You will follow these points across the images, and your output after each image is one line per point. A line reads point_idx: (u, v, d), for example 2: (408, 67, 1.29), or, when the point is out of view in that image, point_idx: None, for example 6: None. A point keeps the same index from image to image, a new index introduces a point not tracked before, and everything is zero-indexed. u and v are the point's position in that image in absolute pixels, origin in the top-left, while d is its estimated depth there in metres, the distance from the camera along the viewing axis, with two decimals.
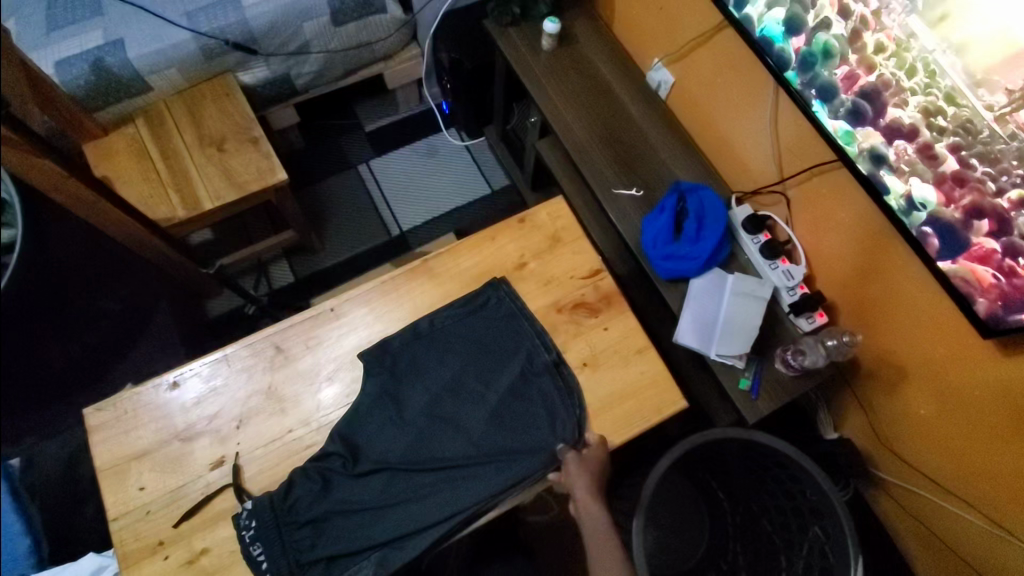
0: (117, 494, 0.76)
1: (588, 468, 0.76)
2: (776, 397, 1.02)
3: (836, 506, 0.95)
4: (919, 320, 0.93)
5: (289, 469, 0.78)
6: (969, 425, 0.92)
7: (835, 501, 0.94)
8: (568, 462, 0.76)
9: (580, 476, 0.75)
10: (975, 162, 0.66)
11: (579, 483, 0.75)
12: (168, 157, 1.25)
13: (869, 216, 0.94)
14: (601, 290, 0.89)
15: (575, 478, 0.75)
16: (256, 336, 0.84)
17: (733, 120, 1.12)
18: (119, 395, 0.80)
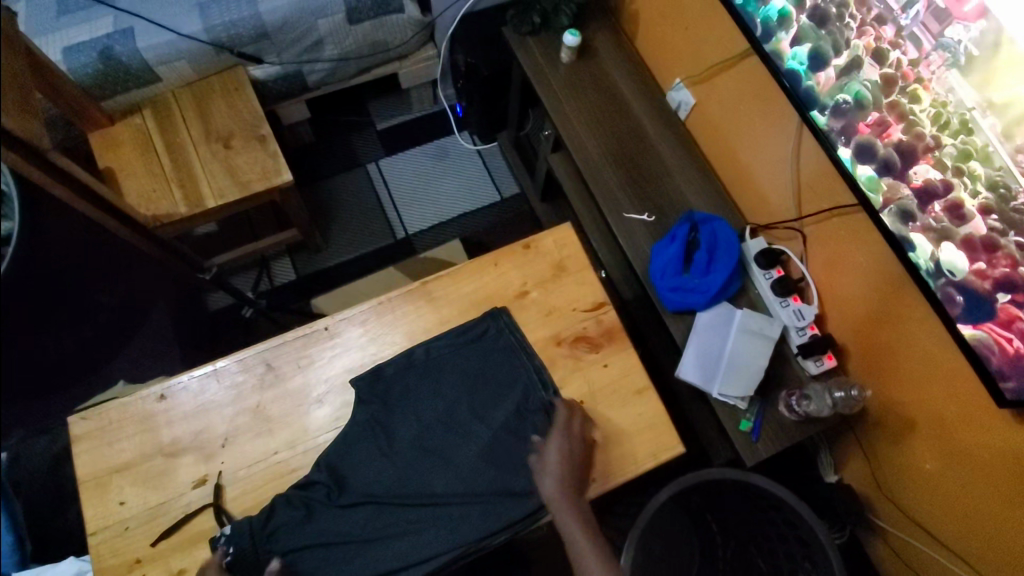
0: (97, 508, 0.75)
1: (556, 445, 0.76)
2: (777, 440, 0.99)
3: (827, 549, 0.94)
4: (931, 376, 0.89)
5: (273, 492, 0.76)
6: (974, 488, 0.88)
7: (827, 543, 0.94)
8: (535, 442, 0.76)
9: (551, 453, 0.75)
10: (1006, 230, 0.62)
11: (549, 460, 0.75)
12: (174, 151, 1.23)
13: (887, 264, 0.90)
14: (604, 324, 0.87)
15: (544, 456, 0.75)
16: (247, 352, 0.82)
17: (753, 150, 1.08)
18: (105, 405, 0.79)
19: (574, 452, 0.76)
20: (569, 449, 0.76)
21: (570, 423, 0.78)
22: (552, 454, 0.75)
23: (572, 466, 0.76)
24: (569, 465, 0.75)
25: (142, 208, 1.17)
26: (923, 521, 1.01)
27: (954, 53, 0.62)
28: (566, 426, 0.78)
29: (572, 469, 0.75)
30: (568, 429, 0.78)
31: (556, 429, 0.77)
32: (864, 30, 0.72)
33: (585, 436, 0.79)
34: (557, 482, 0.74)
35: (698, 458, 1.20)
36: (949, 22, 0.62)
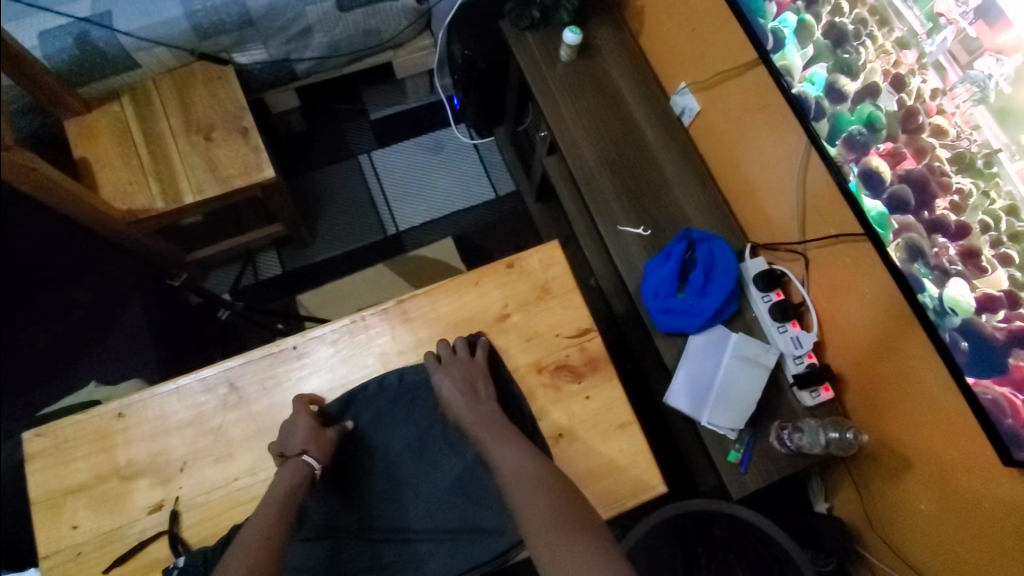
0: (49, 531, 0.71)
1: (451, 369, 0.76)
2: (766, 473, 0.95)
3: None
4: (931, 416, 0.84)
5: (231, 520, 0.73)
6: (969, 535, 0.84)
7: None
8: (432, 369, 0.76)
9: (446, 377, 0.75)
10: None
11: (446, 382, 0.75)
12: (152, 142, 1.18)
13: (891, 296, 0.85)
14: (588, 352, 0.82)
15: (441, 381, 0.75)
16: (211, 369, 0.78)
17: (758, 166, 1.02)
18: (60, 423, 0.75)
19: (466, 376, 0.76)
20: (455, 373, 0.76)
21: (446, 352, 0.78)
22: (444, 386, 0.75)
23: (466, 385, 0.75)
24: (463, 385, 0.75)
25: (116, 202, 1.12)
26: (915, 562, 0.97)
27: (984, 88, 0.56)
28: (443, 358, 0.77)
29: (469, 390, 0.75)
30: (447, 357, 0.77)
31: (430, 365, 0.77)
32: (884, 52, 0.66)
33: (476, 357, 0.78)
34: (457, 406, 0.74)
35: (685, 480, 1.17)
36: (980, 53, 0.56)
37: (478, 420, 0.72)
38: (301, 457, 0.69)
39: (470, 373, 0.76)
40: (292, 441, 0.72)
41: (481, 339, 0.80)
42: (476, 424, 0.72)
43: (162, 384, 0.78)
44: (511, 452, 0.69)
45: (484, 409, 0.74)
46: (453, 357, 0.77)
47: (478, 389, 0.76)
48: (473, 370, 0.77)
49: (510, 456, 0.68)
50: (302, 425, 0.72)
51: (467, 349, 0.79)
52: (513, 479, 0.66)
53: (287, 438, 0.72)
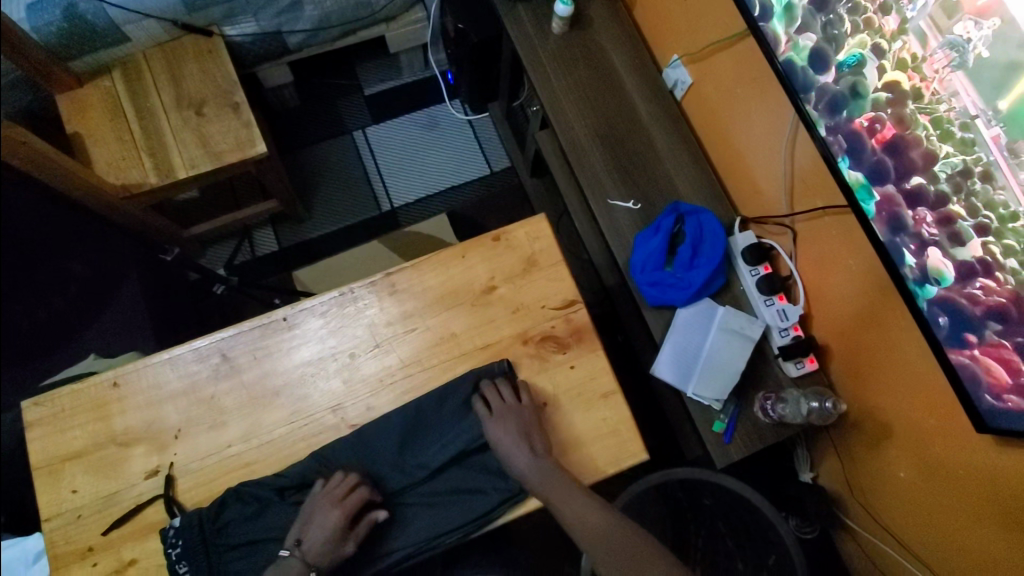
0: (50, 495, 0.74)
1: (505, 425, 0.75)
2: (749, 442, 0.97)
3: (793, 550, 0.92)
4: (914, 387, 0.86)
5: (225, 485, 0.75)
6: (946, 502, 0.87)
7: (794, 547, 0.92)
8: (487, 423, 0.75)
9: (501, 432, 0.74)
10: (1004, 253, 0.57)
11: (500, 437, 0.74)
12: (144, 117, 1.18)
13: (878, 269, 0.86)
14: (573, 324, 0.83)
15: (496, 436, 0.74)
16: (204, 340, 0.80)
17: (749, 139, 1.02)
18: (57, 391, 0.77)
19: (523, 427, 0.74)
20: (513, 424, 0.75)
21: (495, 399, 0.77)
22: (510, 439, 0.74)
23: (524, 435, 0.74)
24: (522, 435, 0.74)
25: (110, 176, 1.13)
26: (893, 526, 1.01)
27: (963, 53, 0.56)
28: (495, 408, 0.76)
29: (527, 441, 0.74)
30: (500, 405, 0.76)
31: (485, 415, 0.75)
32: (868, 19, 0.65)
33: (523, 404, 0.77)
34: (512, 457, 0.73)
35: (673, 450, 1.19)
36: (960, 17, 0.56)
37: (546, 474, 0.71)
38: (306, 572, 0.67)
39: (524, 430, 0.75)
40: (313, 546, 0.69)
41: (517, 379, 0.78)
42: (541, 478, 0.71)
43: (156, 355, 0.80)
44: (582, 507, 0.71)
45: (546, 461, 0.73)
46: (505, 406, 0.76)
47: (535, 438, 0.75)
48: (526, 419, 0.76)
49: (580, 510, 0.71)
50: (327, 534, 0.69)
51: (513, 395, 0.77)
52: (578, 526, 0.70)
53: (316, 532, 0.69)
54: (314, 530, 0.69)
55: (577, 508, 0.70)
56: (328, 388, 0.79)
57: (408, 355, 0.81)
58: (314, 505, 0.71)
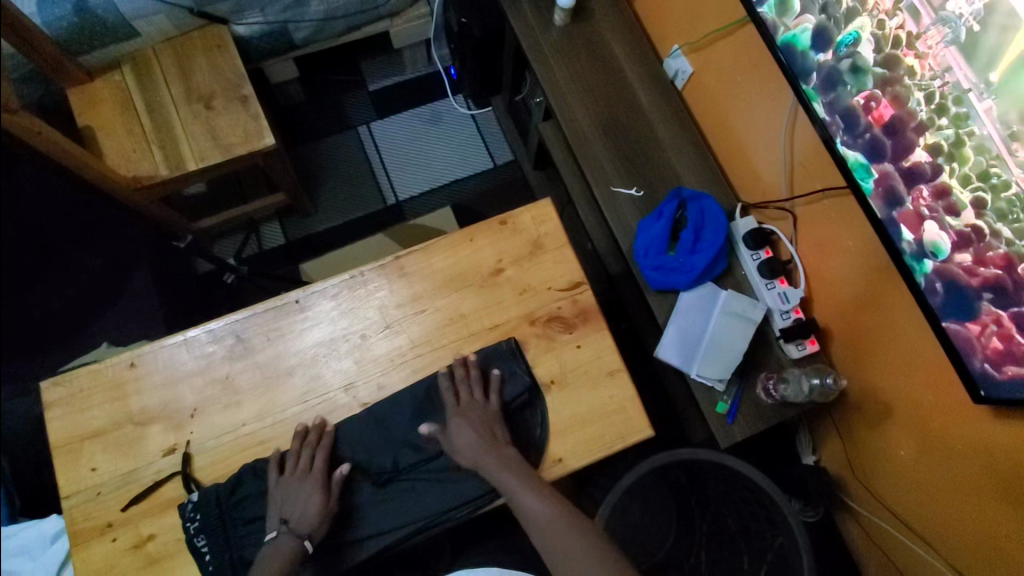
0: (70, 473, 0.76)
1: (467, 417, 0.76)
2: (753, 422, 0.99)
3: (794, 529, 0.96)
4: (913, 365, 0.88)
5: (241, 462, 0.77)
6: (946, 477, 0.88)
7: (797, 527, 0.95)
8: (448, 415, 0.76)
9: (462, 426, 0.75)
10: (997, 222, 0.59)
11: (462, 431, 0.74)
12: (155, 110, 1.20)
13: (877, 250, 0.88)
14: (579, 304, 0.85)
15: (458, 429, 0.75)
16: (219, 322, 0.82)
17: (749, 126, 1.04)
18: (76, 372, 0.79)
19: (484, 422, 0.76)
20: (473, 416, 0.76)
21: (464, 393, 0.78)
22: (471, 432, 0.74)
23: (484, 429, 0.75)
24: (481, 428, 0.75)
25: (122, 168, 1.15)
26: (893, 504, 1.02)
27: (955, 29, 0.58)
28: (462, 400, 0.77)
29: (487, 435, 0.75)
30: (466, 399, 0.77)
31: (449, 404, 0.77)
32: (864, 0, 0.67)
33: (489, 400, 0.78)
34: (474, 451, 0.73)
35: (677, 435, 1.21)
36: None
37: (497, 466, 0.72)
38: (301, 544, 0.68)
39: (484, 423, 0.76)
40: (302, 517, 0.70)
41: (493, 374, 0.78)
42: (492, 468, 0.72)
43: (172, 336, 0.82)
44: (530, 498, 0.70)
45: (503, 456, 0.74)
46: (471, 400, 0.77)
47: (496, 434, 0.76)
48: (490, 414, 0.77)
49: (531, 502, 0.70)
50: (312, 502, 0.71)
51: (482, 389, 0.78)
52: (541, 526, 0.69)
53: (296, 506, 0.71)
54: (294, 509, 0.71)
55: (522, 500, 0.70)
56: (340, 368, 0.81)
57: (417, 336, 0.83)
58: (281, 489, 0.72)
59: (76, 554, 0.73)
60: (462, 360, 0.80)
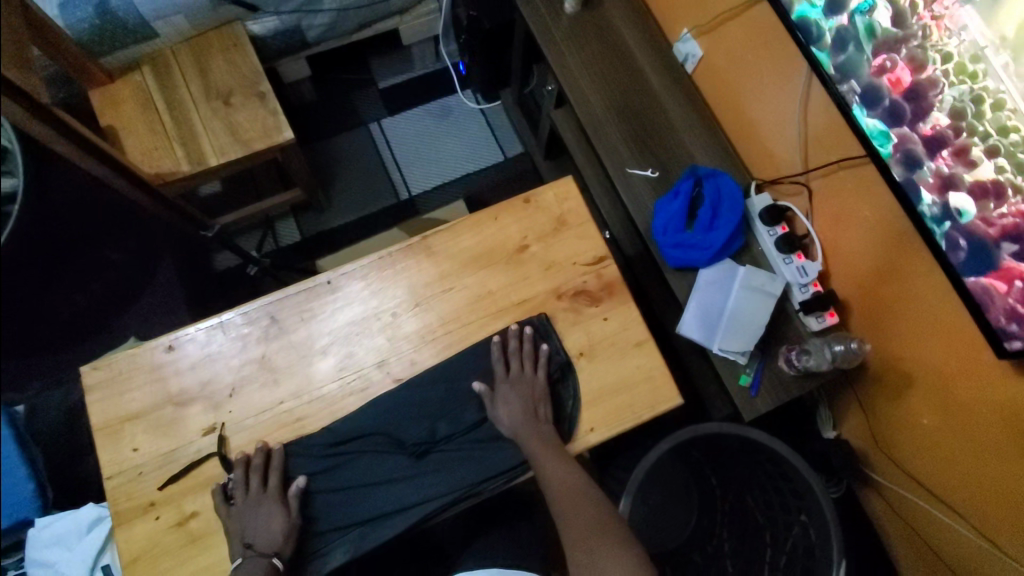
0: (112, 454, 0.77)
1: (516, 387, 0.79)
2: (775, 395, 1.00)
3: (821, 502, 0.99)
4: (931, 328, 0.89)
5: (279, 438, 0.79)
6: (967, 438, 0.90)
7: (822, 497, 0.99)
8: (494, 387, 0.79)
9: (509, 395, 0.79)
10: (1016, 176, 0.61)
11: (509, 399, 0.78)
12: (175, 109, 1.22)
13: (894, 218, 0.89)
14: (604, 278, 0.87)
15: (503, 398, 0.79)
16: (253, 304, 0.83)
17: (761, 104, 1.06)
18: (115, 356, 0.81)
19: (529, 393, 0.79)
20: (521, 389, 0.79)
21: (515, 364, 0.81)
22: (517, 403, 0.78)
23: (528, 404, 0.78)
24: (526, 403, 0.78)
25: (145, 166, 1.17)
26: (915, 472, 1.04)
27: None
28: (513, 370, 0.80)
29: (530, 410, 0.78)
30: (516, 370, 0.80)
31: (499, 372, 0.80)
32: None
33: (539, 373, 0.80)
34: (515, 424, 0.77)
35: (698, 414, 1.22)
36: None
37: (535, 441, 0.76)
38: (269, 561, 0.68)
39: (531, 395, 0.79)
40: (266, 538, 0.70)
41: (544, 351, 0.81)
42: (528, 440, 0.76)
43: (207, 320, 0.84)
44: (562, 473, 0.73)
45: (541, 432, 0.77)
46: (521, 372, 0.80)
47: (539, 411, 0.78)
48: (536, 389, 0.79)
49: (560, 478, 0.73)
50: (274, 522, 0.71)
51: (532, 364, 0.81)
52: (561, 498, 0.72)
53: (257, 529, 0.70)
54: (256, 533, 0.70)
55: (553, 475, 0.73)
56: (372, 345, 0.83)
57: (447, 313, 0.85)
58: (238, 517, 0.72)
59: (119, 533, 0.74)
60: (518, 334, 0.82)
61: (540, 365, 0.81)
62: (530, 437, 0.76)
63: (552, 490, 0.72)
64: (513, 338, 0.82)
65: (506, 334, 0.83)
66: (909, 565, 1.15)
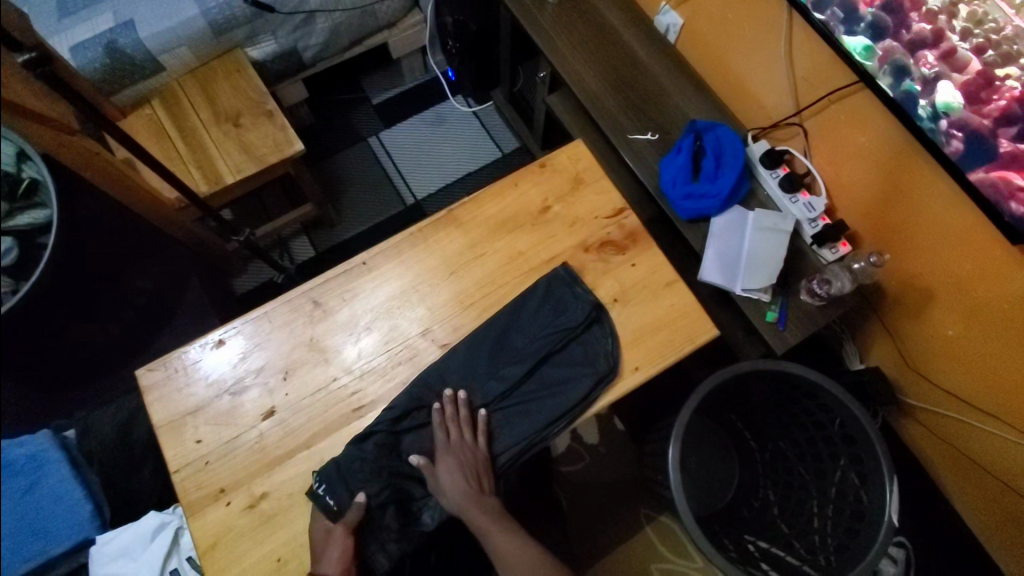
0: (177, 448, 0.79)
1: (456, 455, 0.78)
2: (803, 327, 1.03)
3: (870, 434, 0.99)
4: (947, 239, 0.92)
5: (336, 414, 0.81)
6: (999, 340, 0.93)
7: (869, 428, 0.99)
8: (438, 449, 0.79)
9: (448, 469, 0.78)
10: (998, 60, 0.71)
11: (445, 472, 0.77)
12: (187, 135, 1.27)
13: (890, 138, 0.93)
14: (626, 228, 0.91)
15: (442, 470, 0.78)
16: (295, 292, 0.87)
17: (745, 58, 1.12)
18: (169, 356, 0.83)
19: (470, 463, 0.78)
20: (461, 458, 0.78)
21: (454, 432, 0.79)
22: (457, 479, 0.77)
23: (473, 476, 0.78)
24: (468, 472, 0.78)
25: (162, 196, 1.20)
26: (951, 386, 1.07)
27: None
28: (452, 439, 0.79)
29: (475, 482, 0.78)
30: (456, 438, 0.79)
31: (438, 441, 0.79)
32: None
33: (478, 442, 0.80)
34: (460, 501, 0.76)
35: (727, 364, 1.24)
36: None
37: (481, 515, 0.76)
38: None
39: (472, 466, 0.78)
40: (325, 565, 0.70)
41: (482, 417, 0.80)
42: (475, 514, 0.76)
43: (252, 313, 0.87)
44: (513, 546, 0.76)
45: (486, 505, 0.77)
46: (461, 441, 0.79)
47: (482, 481, 0.78)
48: (476, 457, 0.79)
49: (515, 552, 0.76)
50: (334, 553, 0.71)
51: (471, 430, 0.80)
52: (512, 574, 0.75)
53: (321, 556, 0.71)
54: (318, 559, 0.71)
55: (503, 547, 0.76)
56: (415, 315, 0.86)
57: (482, 278, 0.88)
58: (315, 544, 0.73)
59: (193, 521, 0.75)
60: (453, 399, 0.81)
61: (478, 440, 0.80)
62: (476, 506, 0.76)
63: (502, 564, 0.75)
64: (447, 400, 0.81)
65: (443, 401, 0.81)
66: (957, 484, 1.18)
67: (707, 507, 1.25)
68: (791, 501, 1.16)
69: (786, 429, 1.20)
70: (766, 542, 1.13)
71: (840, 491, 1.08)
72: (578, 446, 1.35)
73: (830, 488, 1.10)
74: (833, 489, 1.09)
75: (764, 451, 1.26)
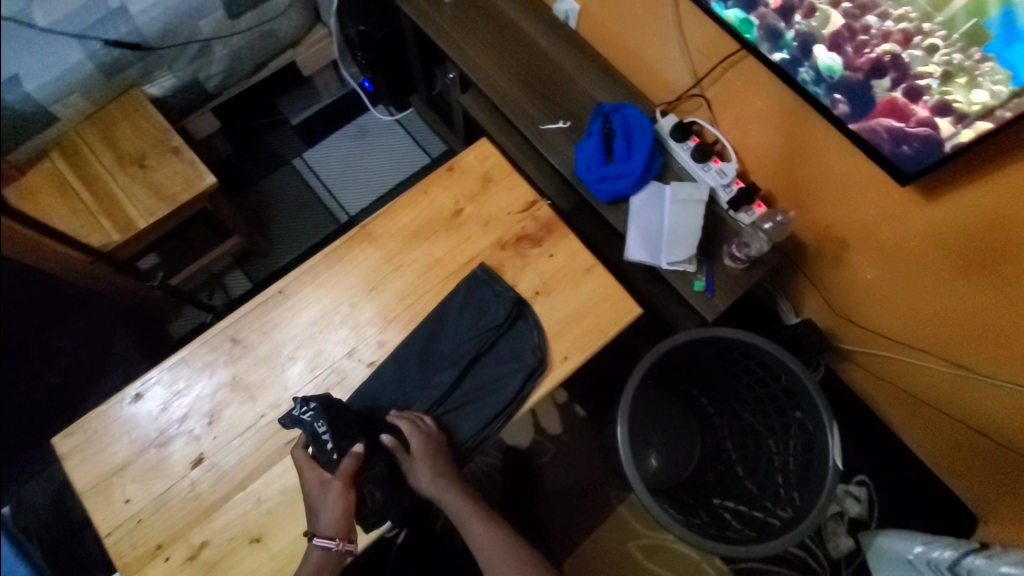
0: (105, 511, 0.76)
1: (430, 440, 0.77)
2: (730, 291, 1.05)
3: (809, 386, 1.02)
4: (849, 187, 0.95)
5: (269, 449, 0.79)
6: (911, 276, 0.97)
7: (807, 380, 1.02)
8: (410, 436, 0.76)
9: (424, 451, 0.76)
10: (857, 13, 0.73)
11: (421, 456, 0.76)
12: (93, 186, 1.17)
13: (782, 98, 0.96)
14: (540, 219, 0.91)
15: (417, 455, 0.76)
16: (212, 332, 0.84)
17: (640, 36, 1.13)
18: (86, 418, 0.79)
19: (441, 448, 0.78)
20: (433, 444, 0.77)
21: (421, 421, 0.78)
22: (434, 462, 0.76)
23: (446, 462, 0.78)
24: (441, 457, 0.77)
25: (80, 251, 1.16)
26: (877, 327, 1.11)
27: None
28: (421, 427, 0.78)
29: (449, 467, 0.78)
30: (425, 426, 0.78)
31: (406, 431, 0.77)
32: None
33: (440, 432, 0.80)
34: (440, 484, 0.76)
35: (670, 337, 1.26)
36: None
37: (457, 499, 0.77)
38: (322, 543, 0.70)
39: (443, 454, 0.78)
40: (325, 523, 0.71)
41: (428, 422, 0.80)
42: (452, 498, 0.76)
43: (169, 360, 0.84)
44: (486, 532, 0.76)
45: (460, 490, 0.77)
46: (428, 428, 0.78)
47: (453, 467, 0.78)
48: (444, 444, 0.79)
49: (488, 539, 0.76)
50: (333, 507, 0.71)
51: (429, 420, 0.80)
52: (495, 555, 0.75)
53: (318, 514, 0.71)
54: (317, 513, 0.71)
55: (479, 532, 0.76)
56: (339, 337, 0.85)
57: (403, 289, 0.88)
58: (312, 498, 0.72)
59: None
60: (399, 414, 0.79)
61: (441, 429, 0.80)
62: (451, 489, 0.76)
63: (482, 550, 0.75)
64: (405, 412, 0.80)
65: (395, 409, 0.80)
66: (898, 417, 1.23)
67: (672, 479, 1.27)
68: (748, 459, 1.20)
69: (734, 390, 1.22)
70: (733, 502, 1.17)
71: (791, 443, 1.11)
72: (541, 439, 1.35)
73: (782, 441, 1.13)
74: (785, 441, 1.13)
75: (719, 415, 1.28)
